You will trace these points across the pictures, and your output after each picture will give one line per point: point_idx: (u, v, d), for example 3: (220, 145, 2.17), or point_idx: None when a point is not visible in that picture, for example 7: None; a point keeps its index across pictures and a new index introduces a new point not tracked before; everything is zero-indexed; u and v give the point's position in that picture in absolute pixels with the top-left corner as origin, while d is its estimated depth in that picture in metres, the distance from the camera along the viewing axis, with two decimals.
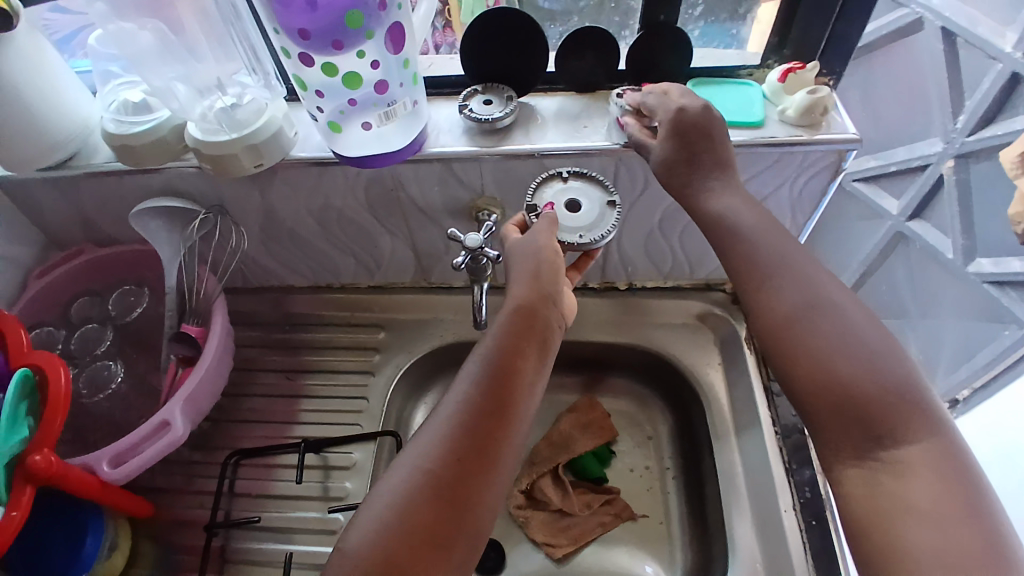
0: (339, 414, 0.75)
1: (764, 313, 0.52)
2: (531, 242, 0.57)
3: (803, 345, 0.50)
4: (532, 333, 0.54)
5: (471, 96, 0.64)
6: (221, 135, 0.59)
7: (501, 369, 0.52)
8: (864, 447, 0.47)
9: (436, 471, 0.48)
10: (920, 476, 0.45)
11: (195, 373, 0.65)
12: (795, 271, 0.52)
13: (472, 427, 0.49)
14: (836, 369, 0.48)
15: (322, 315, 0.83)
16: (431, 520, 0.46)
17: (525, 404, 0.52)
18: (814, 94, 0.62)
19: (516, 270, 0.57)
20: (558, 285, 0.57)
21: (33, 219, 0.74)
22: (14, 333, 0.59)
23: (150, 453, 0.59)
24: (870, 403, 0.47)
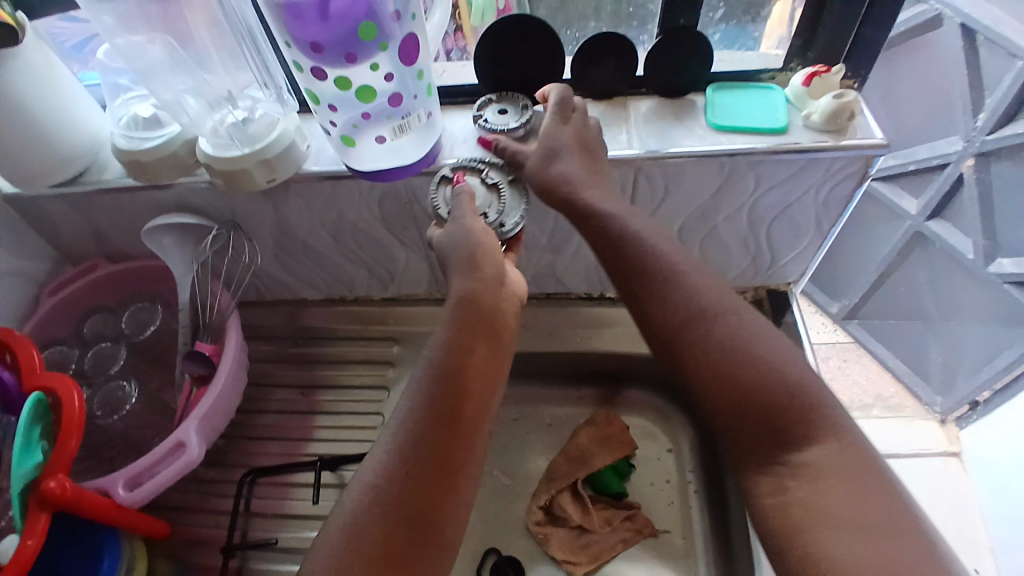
0: (356, 430, 0.74)
1: (664, 323, 0.53)
2: (459, 226, 0.55)
3: (697, 342, 0.51)
4: (476, 324, 0.53)
5: (486, 106, 0.63)
6: (233, 149, 0.58)
7: (447, 371, 0.50)
8: (774, 455, 0.48)
9: (383, 485, 0.47)
10: (828, 477, 0.45)
11: (210, 392, 0.64)
12: (695, 280, 0.53)
13: (424, 435, 0.48)
14: (734, 364, 0.49)
15: (336, 328, 0.81)
16: (387, 535, 0.45)
17: (478, 405, 0.51)
18: (840, 98, 0.60)
19: (451, 262, 0.54)
20: (502, 273, 0.56)
21: (45, 234, 0.74)
22: (26, 354, 0.58)
23: (166, 474, 0.59)
24: (776, 408, 0.48)
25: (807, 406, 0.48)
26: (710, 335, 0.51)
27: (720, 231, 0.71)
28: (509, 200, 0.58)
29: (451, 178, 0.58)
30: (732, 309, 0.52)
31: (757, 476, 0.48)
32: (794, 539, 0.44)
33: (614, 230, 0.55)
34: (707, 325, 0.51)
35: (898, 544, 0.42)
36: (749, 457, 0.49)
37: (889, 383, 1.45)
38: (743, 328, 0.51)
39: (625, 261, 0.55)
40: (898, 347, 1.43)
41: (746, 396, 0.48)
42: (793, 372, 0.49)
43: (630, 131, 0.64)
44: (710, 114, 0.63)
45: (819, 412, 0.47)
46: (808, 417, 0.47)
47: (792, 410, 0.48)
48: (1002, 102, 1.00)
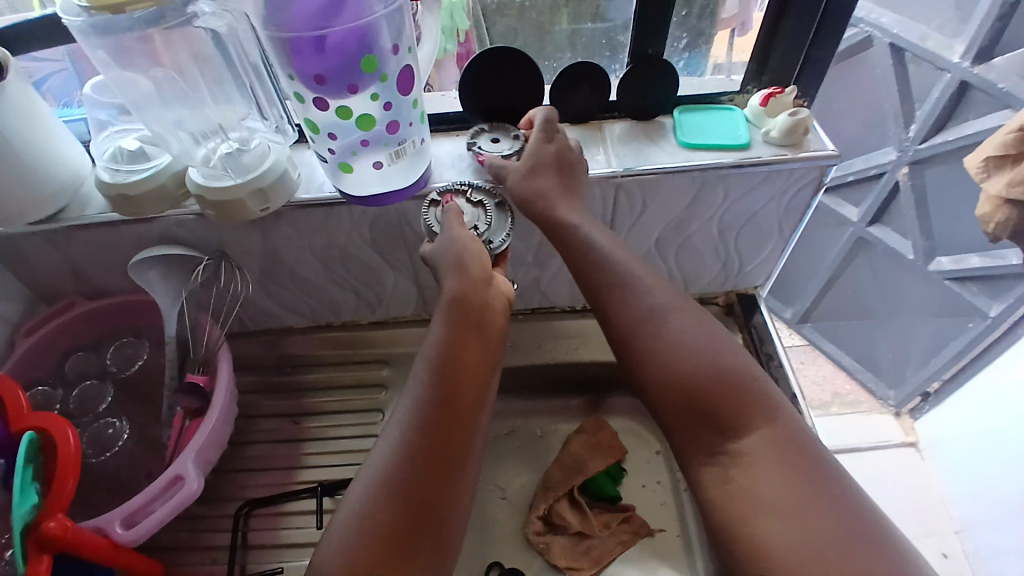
0: (350, 455, 0.74)
1: (621, 324, 0.56)
2: (447, 236, 0.58)
3: (643, 343, 0.55)
4: (468, 320, 0.55)
5: (478, 135, 0.67)
6: (226, 179, 0.59)
7: (446, 362, 0.52)
8: (715, 445, 0.50)
9: (393, 471, 0.47)
10: (761, 464, 0.48)
11: (206, 426, 0.63)
12: (646, 283, 0.57)
13: (430, 422, 0.49)
14: (678, 361, 0.53)
15: (323, 355, 0.81)
16: (399, 519, 0.45)
17: (476, 396, 0.53)
18: (795, 115, 0.66)
19: (441, 266, 0.57)
20: (489, 273, 0.58)
21: (19, 274, 0.72)
22: (11, 395, 0.57)
23: (165, 510, 0.58)
24: (718, 399, 0.51)
25: (747, 397, 0.51)
26: (658, 333, 0.54)
27: (692, 242, 0.75)
28: (495, 219, 0.61)
29: (440, 200, 0.61)
30: (676, 310, 0.56)
31: (702, 467, 0.51)
32: (735, 526, 0.47)
33: (577, 238, 0.59)
34: (659, 326, 0.55)
35: (827, 525, 0.44)
36: (693, 451, 0.52)
37: (845, 381, 1.55)
38: (685, 325, 0.54)
39: (581, 265, 0.59)
40: (850, 344, 1.51)
41: (691, 389, 0.52)
42: (733, 366, 0.52)
43: (607, 152, 0.68)
44: (678, 132, 0.68)
45: (757, 403, 0.51)
46: (745, 409, 0.50)
47: (730, 401, 0.51)
48: (932, 112, 1.10)
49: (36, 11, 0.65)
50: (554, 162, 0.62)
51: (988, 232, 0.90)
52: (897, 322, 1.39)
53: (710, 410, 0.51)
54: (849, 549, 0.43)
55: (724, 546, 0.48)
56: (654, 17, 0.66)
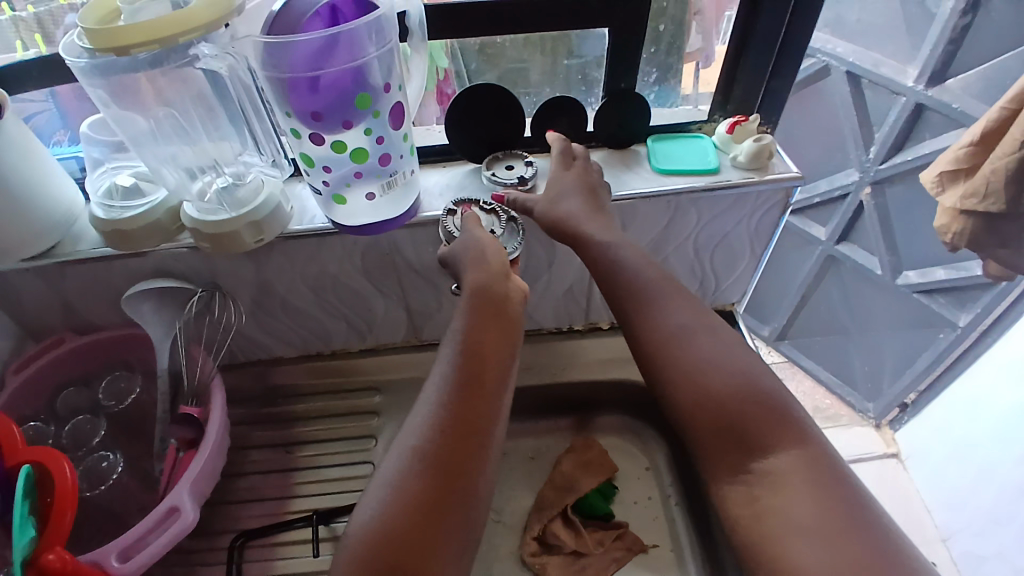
0: (342, 482, 0.73)
1: (650, 340, 0.58)
2: (468, 237, 0.61)
3: (671, 361, 0.57)
4: (492, 311, 0.57)
5: (494, 164, 0.70)
6: (220, 214, 0.61)
7: (473, 350, 0.55)
8: (742, 464, 0.51)
9: (425, 449, 0.50)
10: (789, 483, 0.49)
11: (201, 455, 0.63)
12: (673, 301, 0.59)
13: (458, 405, 0.52)
14: (706, 383, 0.55)
15: (312, 384, 0.81)
16: (429, 495, 0.48)
17: (500, 383, 0.55)
18: (759, 141, 0.70)
19: (461, 262, 0.60)
20: (507, 268, 0.61)
21: (9, 311, 0.72)
22: (5, 429, 0.57)
23: (160, 542, 0.57)
24: (745, 416, 0.52)
25: (775, 416, 0.52)
26: (686, 351, 0.56)
27: (672, 260, 0.78)
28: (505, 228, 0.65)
29: (457, 209, 0.65)
30: (701, 330, 0.58)
31: (726, 486, 0.52)
32: (766, 547, 0.48)
33: (604, 257, 0.62)
34: (687, 344, 0.57)
35: (857, 544, 0.45)
36: (718, 470, 0.53)
37: (827, 395, 1.59)
38: (713, 345, 0.56)
39: (607, 282, 0.62)
40: (827, 360, 1.59)
41: (718, 405, 0.53)
42: (762, 387, 0.54)
43: None
44: (653, 160, 0.72)
45: (786, 424, 0.52)
46: (775, 427, 0.52)
47: (757, 420, 0.52)
48: (890, 134, 1.17)
49: (13, 55, 0.67)
50: (581, 186, 0.66)
51: (948, 244, 0.95)
52: (872, 338, 1.45)
53: (738, 428, 0.52)
54: (877, 569, 0.43)
55: (757, 567, 0.49)
56: (625, 52, 0.70)
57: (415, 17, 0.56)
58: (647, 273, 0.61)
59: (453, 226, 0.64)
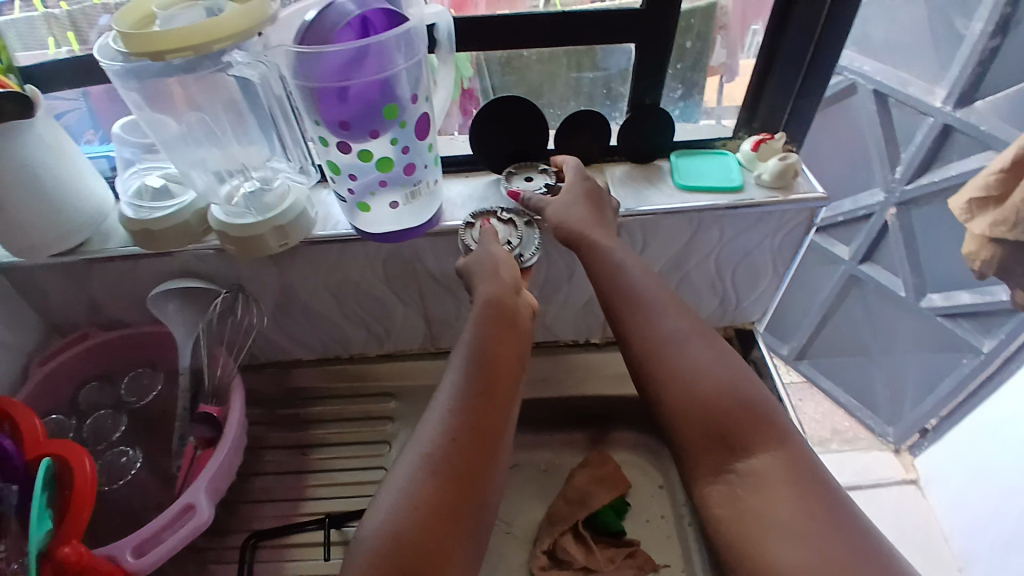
0: (355, 487, 0.74)
1: (638, 344, 0.58)
2: (483, 251, 0.62)
3: (657, 365, 0.56)
4: (504, 320, 0.58)
5: (512, 178, 0.70)
6: (246, 218, 0.62)
7: (484, 357, 0.55)
8: (725, 465, 0.51)
9: (434, 453, 0.50)
10: (773, 485, 0.49)
11: (219, 454, 0.64)
12: (661, 305, 0.59)
13: (469, 410, 0.52)
14: (691, 388, 0.54)
15: (329, 388, 0.82)
16: (438, 497, 0.48)
17: (510, 391, 0.55)
18: (784, 160, 0.69)
19: (475, 276, 0.60)
20: (519, 281, 0.61)
21: (37, 305, 0.74)
22: (29, 425, 0.59)
23: (175, 539, 0.58)
24: (728, 419, 0.52)
25: (757, 419, 0.52)
26: (673, 354, 0.56)
27: (693, 275, 0.78)
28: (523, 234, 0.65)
29: (475, 223, 0.65)
30: (688, 336, 0.57)
31: (708, 488, 0.52)
32: (746, 548, 0.48)
33: (596, 261, 0.61)
34: (674, 348, 0.56)
35: (837, 546, 0.45)
36: (701, 472, 0.52)
37: (844, 418, 1.56)
38: (701, 350, 0.56)
39: (598, 285, 0.61)
40: (845, 382, 1.54)
41: (702, 409, 0.53)
42: (743, 391, 0.54)
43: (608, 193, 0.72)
44: (676, 176, 0.72)
45: (766, 427, 0.52)
46: (754, 430, 0.52)
47: (741, 423, 0.52)
48: (917, 155, 1.15)
49: (54, 57, 0.69)
50: (587, 197, 0.65)
51: (976, 270, 0.93)
52: (891, 359, 1.42)
53: (720, 431, 0.52)
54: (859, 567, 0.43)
55: (736, 569, 0.48)
56: (650, 67, 0.70)
57: (444, 30, 0.57)
58: (640, 278, 0.60)
59: (472, 237, 0.64)
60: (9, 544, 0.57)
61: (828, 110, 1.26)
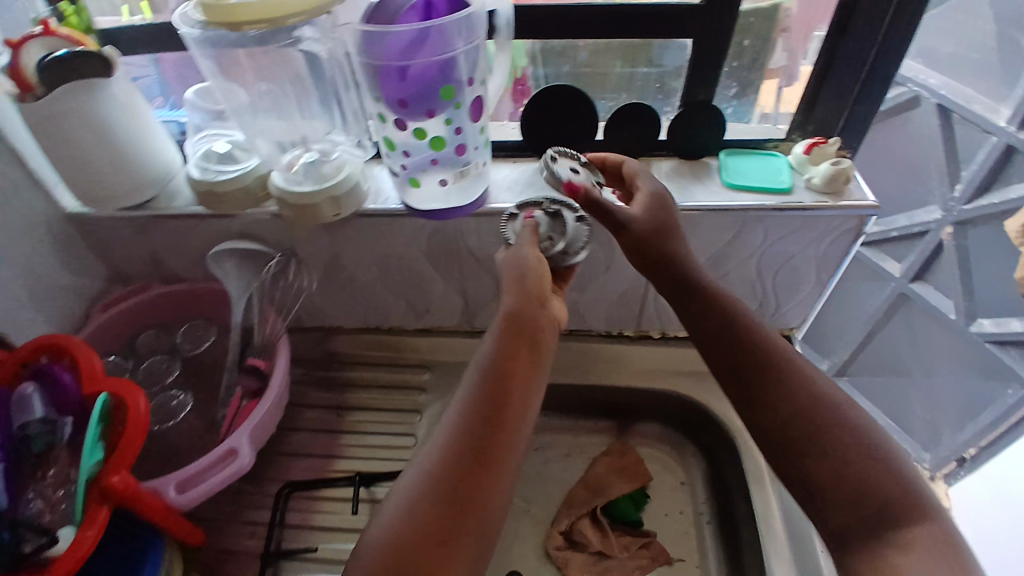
0: (384, 449, 0.76)
1: (780, 392, 0.56)
2: (517, 254, 0.59)
3: (804, 419, 0.54)
4: (522, 334, 0.55)
5: (556, 162, 0.66)
6: (305, 185, 0.65)
7: (497, 371, 0.53)
8: (880, 534, 0.49)
9: (433, 471, 0.49)
10: (933, 560, 0.46)
11: (263, 406, 0.68)
12: (801, 360, 0.57)
13: (473, 427, 0.50)
14: (843, 448, 0.52)
15: (366, 356, 0.85)
16: (437, 518, 0.47)
17: (522, 409, 0.53)
18: (837, 165, 0.69)
19: (502, 282, 0.58)
20: (543, 290, 0.59)
21: (104, 254, 0.79)
22: (89, 361, 0.64)
23: (216, 480, 0.62)
24: (882, 487, 0.50)
25: (916, 493, 0.50)
26: (820, 408, 0.54)
27: (733, 275, 0.78)
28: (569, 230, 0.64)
29: (518, 215, 0.65)
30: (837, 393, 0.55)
31: (859, 553, 0.49)
32: None
33: (724, 298, 0.60)
34: (825, 403, 0.54)
35: None
36: (851, 538, 0.50)
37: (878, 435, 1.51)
38: (852, 411, 0.54)
39: (722, 321, 0.59)
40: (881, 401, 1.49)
41: (854, 472, 0.51)
42: (834, 404, 0.54)
43: None
44: (724, 174, 0.72)
45: (923, 505, 0.49)
46: (913, 503, 0.49)
47: (899, 494, 0.50)
48: (978, 174, 1.11)
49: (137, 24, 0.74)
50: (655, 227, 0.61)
51: None
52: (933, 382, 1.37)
53: (876, 497, 0.50)
54: None
55: None
56: (704, 65, 0.70)
57: (503, 16, 0.58)
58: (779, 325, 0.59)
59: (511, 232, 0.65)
60: (58, 471, 0.60)
61: (887, 121, 1.23)
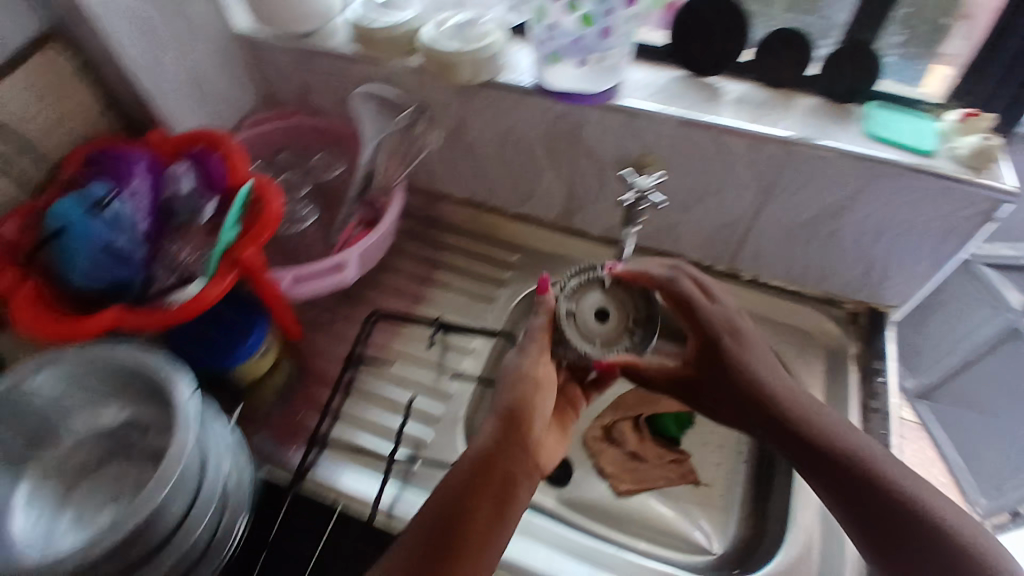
0: (468, 304, 0.83)
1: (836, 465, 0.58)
2: (517, 376, 0.63)
3: (860, 485, 0.57)
4: (509, 423, 0.59)
5: (582, 289, 0.69)
6: (451, 45, 0.70)
7: (481, 456, 0.57)
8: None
9: (414, 539, 0.52)
10: None
11: (377, 232, 0.75)
12: (842, 436, 0.60)
13: (458, 506, 0.54)
14: (898, 504, 0.55)
15: (468, 227, 0.91)
16: None
17: (509, 495, 0.56)
18: (988, 140, 0.65)
19: (497, 389, 0.63)
20: (536, 388, 0.62)
21: (261, 75, 0.87)
22: (239, 161, 0.72)
23: (324, 282, 0.72)
24: (937, 537, 0.53)
25: (964, 547, 0.52)
26: (868, 479, 0.57)
27: (845, 233, 0.76)
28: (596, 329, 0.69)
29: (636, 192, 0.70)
30: (880, 456, 0.58)
31: None
32: None
33: (756, 382, 0.64)
34: (868, 467, 0.58)
35: None
36: None
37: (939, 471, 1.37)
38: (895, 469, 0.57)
39: (763, 410, 0.63)
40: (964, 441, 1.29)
41: (904, 523, 0.54)
42: (882, 473, 0.57)
43: (789, 118, 0.71)
44: (866, 121, 0.70)
45: (973, 555, 0.52)
46: (965, 555, 0.52)
47: (948, 540, 0.53)
48: None
49: None
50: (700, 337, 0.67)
51: None
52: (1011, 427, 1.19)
53: (926, 550, 0.53)
54: None
55: None
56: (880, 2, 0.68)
57: None
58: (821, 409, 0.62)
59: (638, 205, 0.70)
60: (196, 241, 0.67)
61: None
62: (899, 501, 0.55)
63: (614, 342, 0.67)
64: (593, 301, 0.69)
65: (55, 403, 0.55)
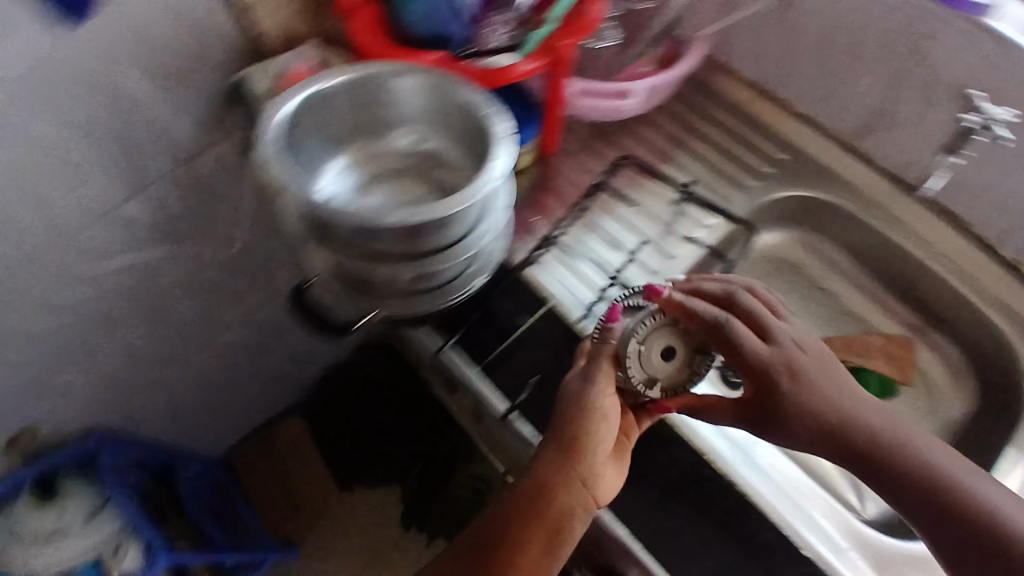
0: (718, 181, 0.78)
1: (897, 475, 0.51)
2: (572, 398, 0.55)
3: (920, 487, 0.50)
4: (566, 448, 0.55)
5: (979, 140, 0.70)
6: None
7: (534, 485, 0.55)
8: None
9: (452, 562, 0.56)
10: None
11: (673, 73, 0.74)
12: (892, 431, 0.52)
13: (493, 543, 0.55)
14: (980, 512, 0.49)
15: (738, 110, 0.84)
16: None
17: (555, 525, 0.55)
18: None
19: (556, 403, 0.57)
20: (602, 407, 0.55)
21: None
22: None
23: (609, 104, 0.73)
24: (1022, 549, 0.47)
25: None
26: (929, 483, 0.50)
27: None
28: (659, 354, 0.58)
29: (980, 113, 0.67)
30: (942, 449, 0.52)
31: None
32: None
33: (814, 388, 0.53)
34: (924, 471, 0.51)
35: None
36: None
37: None
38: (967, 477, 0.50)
39: (833, 435, 0.52)
40: None
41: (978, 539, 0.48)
42: (944, 473, 0.51)
43: None
44: None
45: None
46: None
47: None
48: None
49: None
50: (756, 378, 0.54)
51: None
52: None
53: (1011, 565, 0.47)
54: None
55: None
56: None
57: None
58: (874, 409, 0.53)
59: (975, 137, 0.69)
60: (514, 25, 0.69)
61: None
62: (964, 505, 0.49)
63: (677, 380, 0.56)
64: (661, 334, 0.55)
65: (392, 105, 0.60)
